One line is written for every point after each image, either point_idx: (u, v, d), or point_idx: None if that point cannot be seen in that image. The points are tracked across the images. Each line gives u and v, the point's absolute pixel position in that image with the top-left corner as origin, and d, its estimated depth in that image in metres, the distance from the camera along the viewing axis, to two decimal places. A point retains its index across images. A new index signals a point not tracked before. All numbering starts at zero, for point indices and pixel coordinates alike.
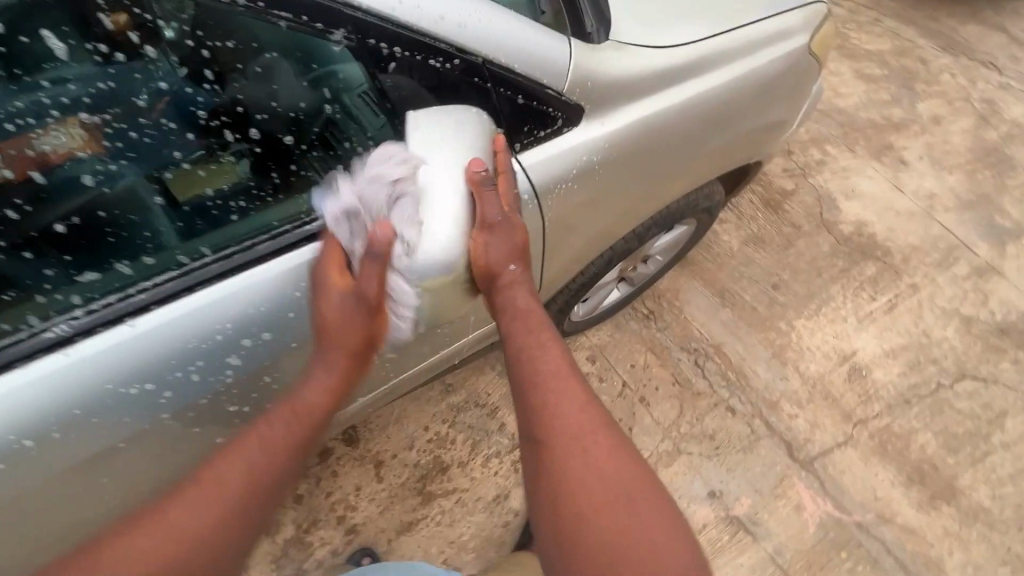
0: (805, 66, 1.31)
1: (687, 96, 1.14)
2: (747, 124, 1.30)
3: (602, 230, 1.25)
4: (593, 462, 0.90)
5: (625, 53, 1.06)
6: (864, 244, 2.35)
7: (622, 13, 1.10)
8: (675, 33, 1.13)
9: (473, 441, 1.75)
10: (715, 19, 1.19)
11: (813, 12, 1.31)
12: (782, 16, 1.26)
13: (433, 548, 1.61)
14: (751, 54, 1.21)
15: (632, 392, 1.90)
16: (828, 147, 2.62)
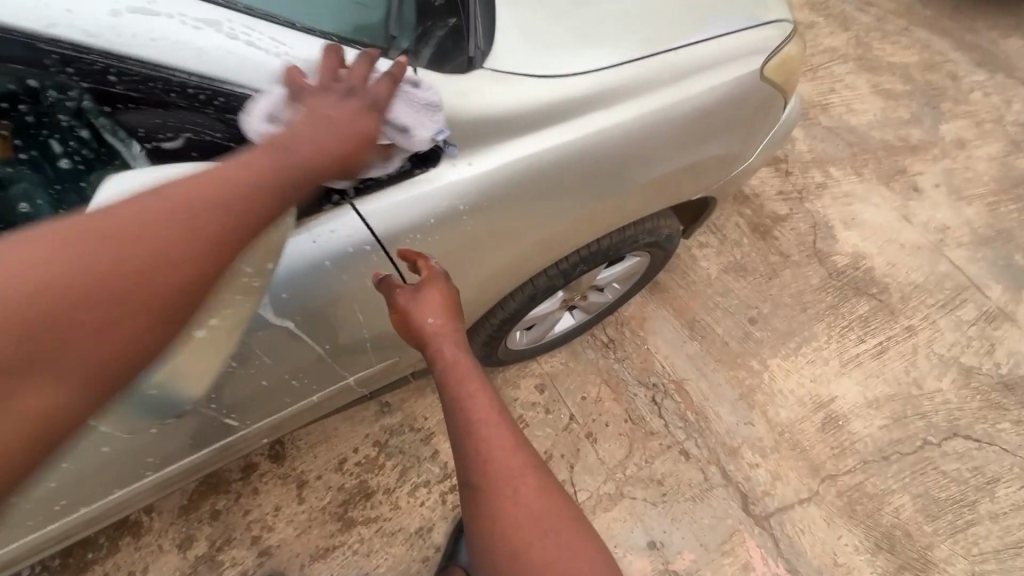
0: (755, 92, 1.17)
1: (590, 132, 1.02)
2: (682, 157, 1.17)
3: (502, 270, 1.15)
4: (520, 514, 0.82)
5: (517, 82, 0.95)
6: (859, 279, 2.15)
7: (523, 37, 0.99)
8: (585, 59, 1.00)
9: (402, 467, 1.68)
10: (641, 42, 1.05)
11: (766, 33, 1.16)
12: (726, 40, 1.12)
13: None
14: (681, 81, 1.08)
15: (579, 427, 1.79)
16: (832, 169, 2.41)
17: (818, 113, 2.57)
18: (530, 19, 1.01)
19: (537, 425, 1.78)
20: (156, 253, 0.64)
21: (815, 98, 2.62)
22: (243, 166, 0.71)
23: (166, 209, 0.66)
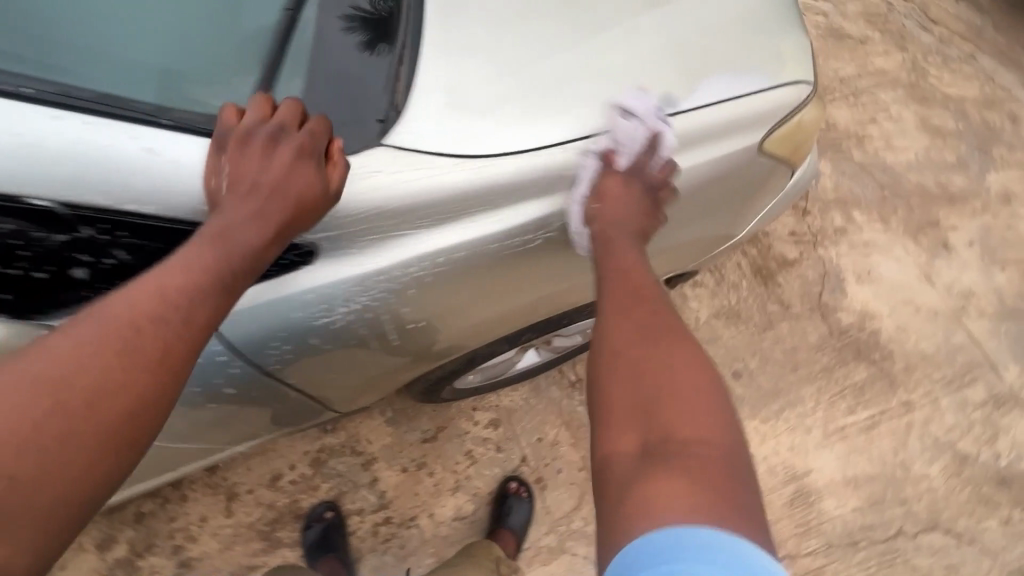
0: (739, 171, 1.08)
1: (506, 218, 0.96)
2: (658, 235, 1.10)
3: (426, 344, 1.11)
4: (654, 370, 0.79)
5: (425, 163, 0.89)
6: (862, 342, 1.98)
7: (468, 103, 0.92)
8: (540, 132, 0.94)
9: (338, 492, 1.61)
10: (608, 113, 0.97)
11: (758, 110, 1.06)
12: (712, 115, 1.03)
13: None
14: (658, 160, 1.01)
15: (529, 471, 1.69)
16: (855, 213, 2.19)
17: (851, 145, 2.32)
18: (480, 80, 0.93)
19: (486, 464, 1.69)
20: (148, 295, 0.72)
21: (852, 127, 2.36)
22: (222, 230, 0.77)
23: (163, 291, 0.72)
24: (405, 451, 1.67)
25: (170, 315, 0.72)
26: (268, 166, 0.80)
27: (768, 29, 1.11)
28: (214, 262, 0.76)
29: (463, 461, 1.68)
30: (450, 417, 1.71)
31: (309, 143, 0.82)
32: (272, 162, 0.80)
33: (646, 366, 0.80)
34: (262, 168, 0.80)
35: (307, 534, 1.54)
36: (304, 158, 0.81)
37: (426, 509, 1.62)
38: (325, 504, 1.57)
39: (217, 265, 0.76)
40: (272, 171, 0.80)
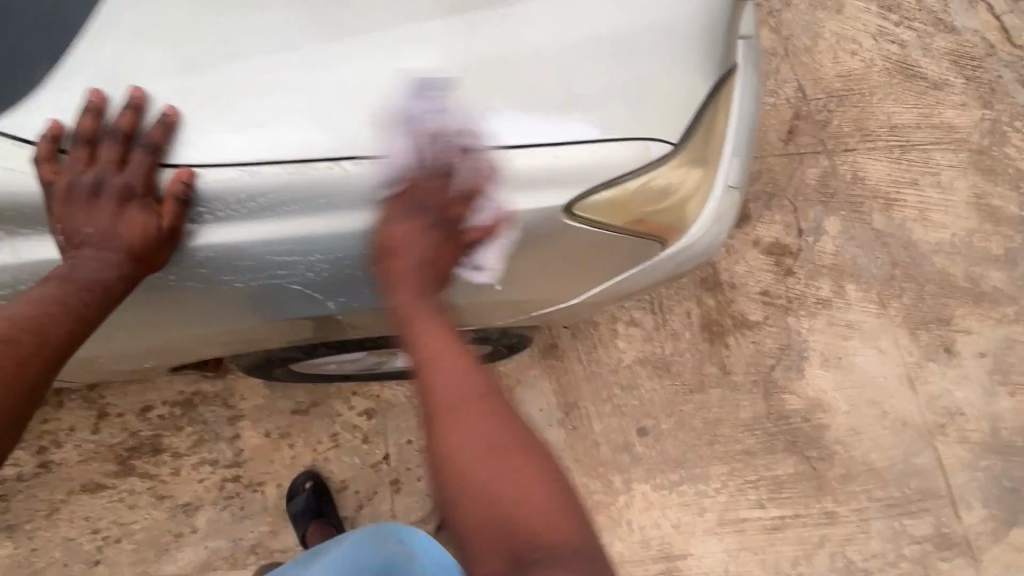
0: (530, 231, 0.79)
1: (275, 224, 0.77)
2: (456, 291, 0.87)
3: (172, 347, 1.00)
4: (486, 436, 0.74)
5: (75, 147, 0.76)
6: (802, 433, 1.73)
7: (168, 77, 0.76)
8: (239, 133, 0.74)
9: (199, 438, 1.62)
10: (334, 120, 0.74)
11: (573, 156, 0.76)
12: (490, 154, 0.75)
13: (103, 519, 1.56)
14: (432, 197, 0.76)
15: (387, 471, 1.64)
16: (849, 286, 1.88)
17: (874, 207, 1.97)
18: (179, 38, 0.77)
19: (347, 451, 1.64)
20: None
21: (884, 186, 2.00)
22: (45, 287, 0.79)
23: (7, 333, 0.77)
24: (272, 418, 1.65)
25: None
26: (97, 216, 0.77)
27: (640, 46, 0.79)
28: (17, 327, 0.77)
29: (326, 442, 1.64)
30: (326, 395, 1.67)
31: (133, 190, 0.76)
32: (99, 213, 0.77)
33: (478, 475, 0.72)
34: (92, 218, 0.77)
35: (291, 505, 1.56)
36: (130, 202, 0.76)
37: (276, 479, 1.62)
38: (307, 474, 1.60)
39: (19, 325, 0.77)
40: (102, 223, 0.77)
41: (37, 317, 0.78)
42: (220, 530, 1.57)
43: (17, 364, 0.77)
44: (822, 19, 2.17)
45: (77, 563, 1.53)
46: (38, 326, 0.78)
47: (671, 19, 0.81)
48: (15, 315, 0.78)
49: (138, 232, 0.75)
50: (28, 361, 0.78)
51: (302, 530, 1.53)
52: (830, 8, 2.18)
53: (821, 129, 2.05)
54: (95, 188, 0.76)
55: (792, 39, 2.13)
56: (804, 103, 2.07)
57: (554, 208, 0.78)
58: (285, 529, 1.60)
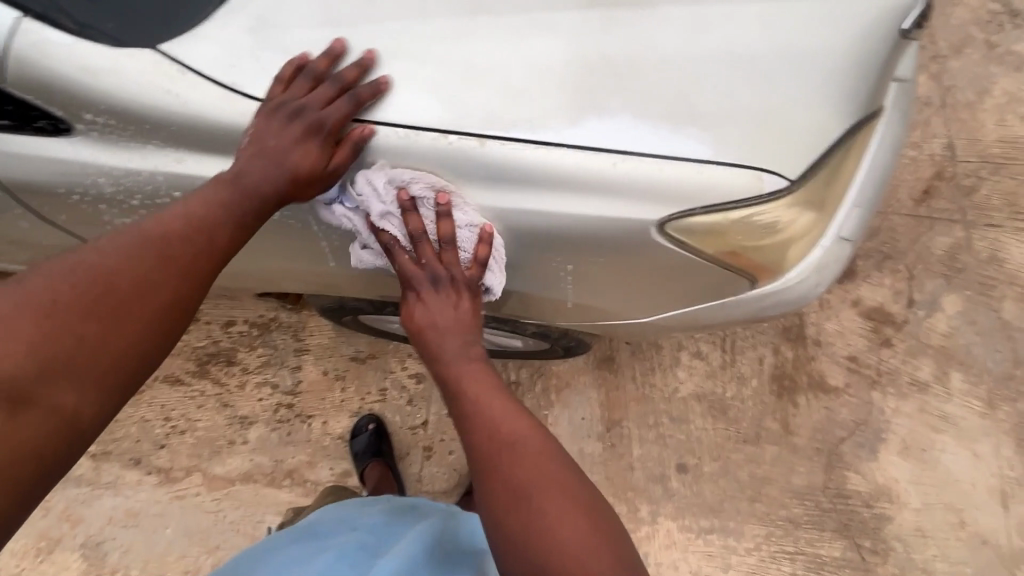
0: (616, 241, 0.76)
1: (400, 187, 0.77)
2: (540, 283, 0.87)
3: (264, 276, 1.09)
4: (520, 480, 0.73)
5: (200, 85, 0.79)
6: (857, 517, 1.59)
7: (306, 30, 0.80)
8: (360, 92, 0.76)
9: (266, 361, 1.76)
10: (448, 93, 0.74)
11: (679, 172, 0.72)
12: (594, 154, 0.72)
13: (175, 410, 1.74)
14: (554, 193, 0.74)
15: (423, 436, 1.70)
16: (954, 375, 1.68)
17: (1008, 295, 1.73)
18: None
19: (391, 407, 1.72)
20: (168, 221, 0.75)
21: None
22: (215, 190, 0.78)
23: (183, 224, 0.75)
24: (332, 358, 1.76)
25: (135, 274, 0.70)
26: (283, 134, 0.76)
27: (773, 70, 0.74)
28: (188, 225, 0.75)
29: (374, 394, 1.73)
30: (384, 350, 1.75)
31: (327, 130, 0.76)
32: (287, 132, 0.76)
33: (525, 493, 0.72)
34: (278, 135, 0.77)
35: (355, 442, 1.66)
36: (315, 133, 0.76)
37: (324, 415, 1.73)
38: (370, 417, 1.69)
39: (189, 223, 0.76)
40: (281, 141, 0.76)
41: (207, 219, 0.77)
42: (266, 448, 1.70)
43: (186, 258, 0.74)
44: (996, 74, 1.92)
45: (147, 442, 1.72)
46: (206, 225, 0.76)
47: (815, 47, 0.76)
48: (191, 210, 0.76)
49: (311, 168, 0.77)
50: (196, 261, 0.75)
51: (363, 466, 1.62)
52: (1008, 64, 1.93)
53: (964, 196, 1.82)
54: (297, 111, 0.76)
55: (953, 91, 1.91)
56: (950, 164, 1.85)
57: (649, 222, 0.74)
58: (320, 464, 1.70)
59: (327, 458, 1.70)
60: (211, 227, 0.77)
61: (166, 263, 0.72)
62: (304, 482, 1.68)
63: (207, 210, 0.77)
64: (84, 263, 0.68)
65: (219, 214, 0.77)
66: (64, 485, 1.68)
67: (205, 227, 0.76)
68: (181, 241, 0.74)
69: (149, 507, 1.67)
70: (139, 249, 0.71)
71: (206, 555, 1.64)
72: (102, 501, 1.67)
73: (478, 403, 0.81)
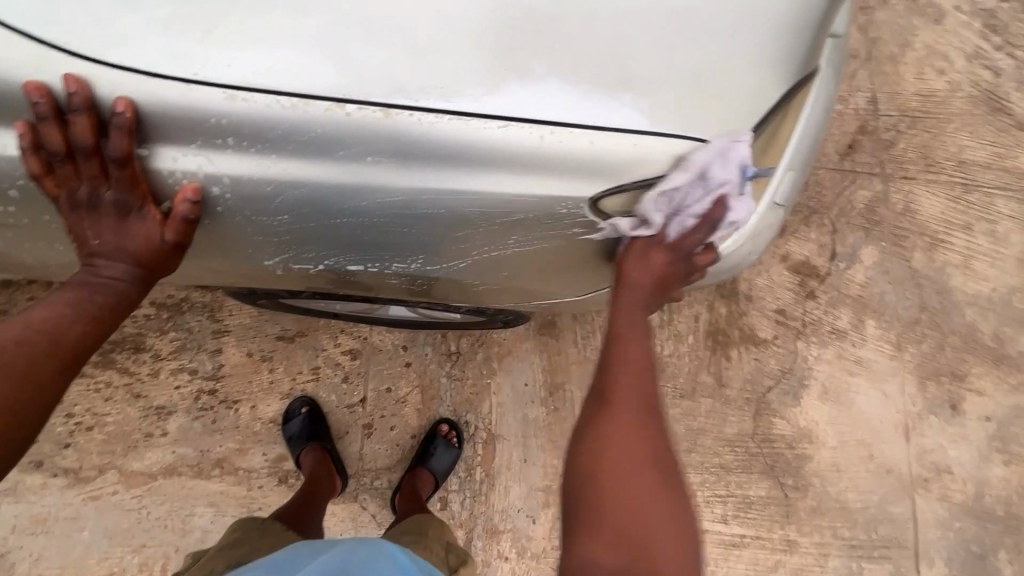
0: (548, 222, 0.70)
1: (286, 162, 0.66)
2: (465, 266, 0.79)
3: None
4: (614, 450, 0.74)
5: (26, 54, 0.64)
6: (782, 458, 1.70)
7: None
8: (238, 58, 0.63)
9: (181, 346, 1.61)
10: (347, 53, 0.63)
11: (612, 145, 0.65)
12: (516, 125, 0.64)
13: (76, 404, 1.56)
14: (472, 171, 0.65)
15: (361, 414, 1.63)
16: (869, 322, 1.79)
17: (918, 244, 1.84)
18: None
19: (326, 386, 1.63)
20: (14, 325, 0.80)
21: (935, 224, 1.86)
22: (65, 293, 0.83)
23: (30, 324, 0.80)
24: (257, 339, 1.63)
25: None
26: (102, 228, 0.73)
27: (710, 28, 0.67)
28: (31, 328, 0.80)
29: (305, 373, 1.63)
30: (314, 328, 1.65)
31: (131, 208, 0.70)
32: (103, 225, 0.73)
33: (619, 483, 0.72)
34: (98, 232, 0.73)
35: (288, 426, 1.57)
36: (130, 216, 0.71)
37: (251, 399, 1.61)
38: (303, 399, 1.61)
39: (31, 325, 0.80)
40: (108, 236, 0.74)
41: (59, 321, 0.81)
42: (189, 438, 1.58)
43: (32, 356, 0.78)
44: (917, 26, 1.96)
45: (47, 442, 1.55)
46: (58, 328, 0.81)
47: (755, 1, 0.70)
48: (41, 311, 0.82)
49: (150, 243, 0.73)
50: (39, 362, 0.79)
51: (298, 451, 1.52)
52: (928, 16, 1.97)
53: (884, 149, 1.89)
54: (91, 202, 0.71)
55: (878, 44, 1.94)
56: (872, 117, 1.90)
57: (579, 199, 0.67)
58: (251, 450, 1.60)
59: (258, 444, 1.60)
60: (59, 325, 0.81)
61: (4, 370, 0.76)
62: (236, 470, 1.58)
63: (54, 308, 0.82)
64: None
65: (67, 312, 0.82)
66: None
67: (52, 327, 0.81)
68: (24, 342, 0.78)
69: (58, 510, 1.52)
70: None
71: (131, 555, 1.53)
72: (2, 509, 1.51)
73: (628, 381, 0.78)
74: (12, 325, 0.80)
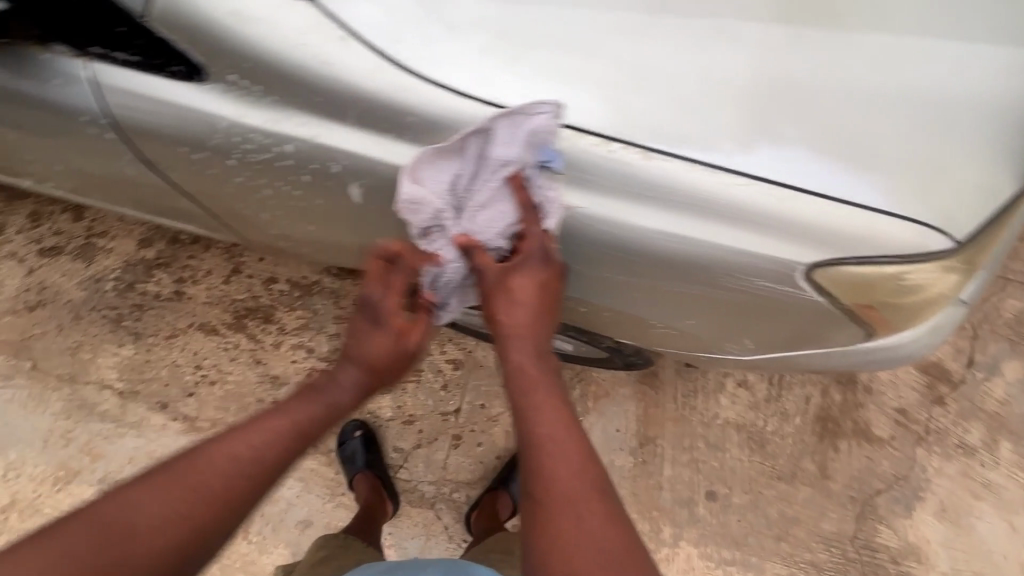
0: (758, 283, 0.68)
1: (535, 180, 0.69)
2: (647, 309, 0.78)
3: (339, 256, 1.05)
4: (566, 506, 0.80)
5: (342, 52, 0.69)
6: (882, 571, 1.56)
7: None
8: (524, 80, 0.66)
9: (306, 323, 1.73)
10: (614, 94, 0.64)
11: (849, 219, 0.63)
12: (761, 185, 0.62)
13: (207, 358, 1.71)
14: (705, 220, 0.65)
15: (452, 424, 1.65)
16: (1004, 443, 1.63)
17: None
18: None
19: (425, 390, 1.68)
20: (241, 447, 0.90)
21: None
22: (287, 415, 0.96)
23: (253, 448, 0.91)
24: None
25: (152, 497, 0.81)
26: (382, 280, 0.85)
27: (955, 121, 0.66)
28: (254, 449, 0.91)
29: (409, 374, 1.69)
30: None
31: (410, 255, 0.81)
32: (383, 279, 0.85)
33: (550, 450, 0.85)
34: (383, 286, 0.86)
35: (344, 448, 1.60)
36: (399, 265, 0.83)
37: None
38: (356, 423, 1.63)
39: (258, 448, 0.91)
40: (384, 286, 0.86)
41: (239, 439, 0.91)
42: None
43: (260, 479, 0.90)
44: None
45: (175, 387, 1.69)
46: (255, 456, 0.90)
47: (1006, 98, 0.68)
48: (256, 441, 0.92)
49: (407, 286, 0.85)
50: (252, 471, 0.90)
51: (350, 474, 1.56)
52: None
53: None
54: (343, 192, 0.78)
55: None
56: None
57: (799, 266, 0.65)
58: None
59: None
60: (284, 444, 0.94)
61: (227, 473, 0.87)
62: (328, 452, 1.65)
63: (272, 446, 0.92)
64: (108, 501, 0.81)
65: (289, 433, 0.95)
66: (89, 419, 1.67)
67: (279, 449, 0.93)
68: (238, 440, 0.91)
69: (170, 452, 1.65)
70: (162, 481, 0.84)
71: None
72: (125, 440, 1.66)
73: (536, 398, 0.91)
74: (240, 438, 0.91)
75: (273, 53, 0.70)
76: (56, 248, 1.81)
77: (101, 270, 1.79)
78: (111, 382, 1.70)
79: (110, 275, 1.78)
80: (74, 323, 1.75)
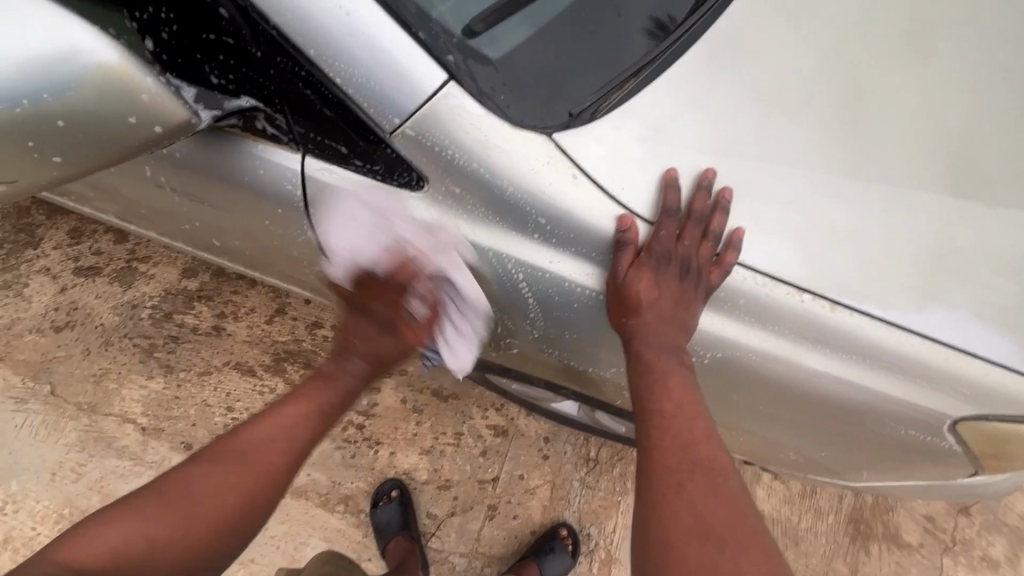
0: (909, 430, 0.69)
1: (728, 322, 0.64)
2: (778, 436, 0.78)
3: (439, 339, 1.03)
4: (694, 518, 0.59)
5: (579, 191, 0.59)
6: None
7: (663, 116, 0.62)
8: (754, 230, 0.62)
9: None
10: (811, 246, 0.62)
11: (1008, 380, 0.65)
12: (933, 344, 0.64)
13: (239, 401, 1.62)
14: (877, 371, 0.65)
15: (489, 494, 1.60)
16: None
17: None
18: (713, 84, 0.64)
19: (464, 455, 1.63)
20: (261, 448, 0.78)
21: None
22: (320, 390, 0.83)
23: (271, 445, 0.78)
24: (415, 389, 1.67)
25: (215, 486, 0.74)
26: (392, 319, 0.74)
27: None
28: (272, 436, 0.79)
29: (449, 436, 1.64)
30: (469, 394, 1.68)
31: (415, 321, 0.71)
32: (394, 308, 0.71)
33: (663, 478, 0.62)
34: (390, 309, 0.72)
35: (377, 514, 1.54)
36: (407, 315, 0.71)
37: (392, 446, 1.63)
38: (393, 482, 1.59)
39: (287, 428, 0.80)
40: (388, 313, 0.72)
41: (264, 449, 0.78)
42: (327, 466, 1.61)
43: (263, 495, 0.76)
44: None
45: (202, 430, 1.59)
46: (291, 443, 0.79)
47: None
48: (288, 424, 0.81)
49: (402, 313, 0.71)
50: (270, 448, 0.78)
51: (385, 540, 1.52)
52: None
53: None
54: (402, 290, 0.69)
55: None
56: None
57: (947, 418, 0.67)
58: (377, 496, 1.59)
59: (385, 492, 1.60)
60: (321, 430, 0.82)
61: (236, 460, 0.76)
62: (357, 512, 1.59)
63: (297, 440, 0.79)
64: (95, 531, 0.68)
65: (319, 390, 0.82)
66: (105, 454, 1.57)
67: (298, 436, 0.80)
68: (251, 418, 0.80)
69: None
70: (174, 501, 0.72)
71: (238, 566, 1.52)
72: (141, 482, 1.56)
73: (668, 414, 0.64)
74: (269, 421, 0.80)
75: (503, 183, 0.58)
76: (94, 268, 1.74)
77: (138, 296, 1.72)
78: (134, 417, 1.60)
79: (146, 303, 1.71)
80: (102, 350, 1.66)
